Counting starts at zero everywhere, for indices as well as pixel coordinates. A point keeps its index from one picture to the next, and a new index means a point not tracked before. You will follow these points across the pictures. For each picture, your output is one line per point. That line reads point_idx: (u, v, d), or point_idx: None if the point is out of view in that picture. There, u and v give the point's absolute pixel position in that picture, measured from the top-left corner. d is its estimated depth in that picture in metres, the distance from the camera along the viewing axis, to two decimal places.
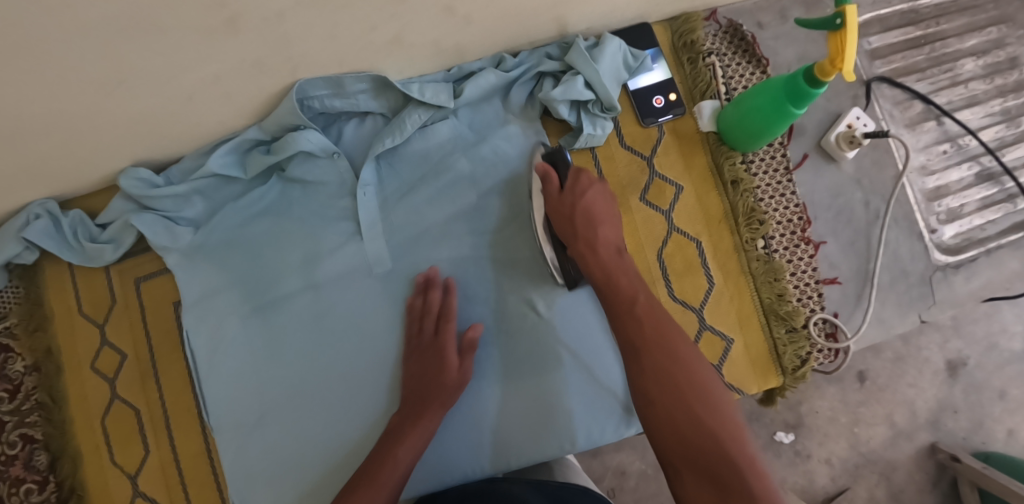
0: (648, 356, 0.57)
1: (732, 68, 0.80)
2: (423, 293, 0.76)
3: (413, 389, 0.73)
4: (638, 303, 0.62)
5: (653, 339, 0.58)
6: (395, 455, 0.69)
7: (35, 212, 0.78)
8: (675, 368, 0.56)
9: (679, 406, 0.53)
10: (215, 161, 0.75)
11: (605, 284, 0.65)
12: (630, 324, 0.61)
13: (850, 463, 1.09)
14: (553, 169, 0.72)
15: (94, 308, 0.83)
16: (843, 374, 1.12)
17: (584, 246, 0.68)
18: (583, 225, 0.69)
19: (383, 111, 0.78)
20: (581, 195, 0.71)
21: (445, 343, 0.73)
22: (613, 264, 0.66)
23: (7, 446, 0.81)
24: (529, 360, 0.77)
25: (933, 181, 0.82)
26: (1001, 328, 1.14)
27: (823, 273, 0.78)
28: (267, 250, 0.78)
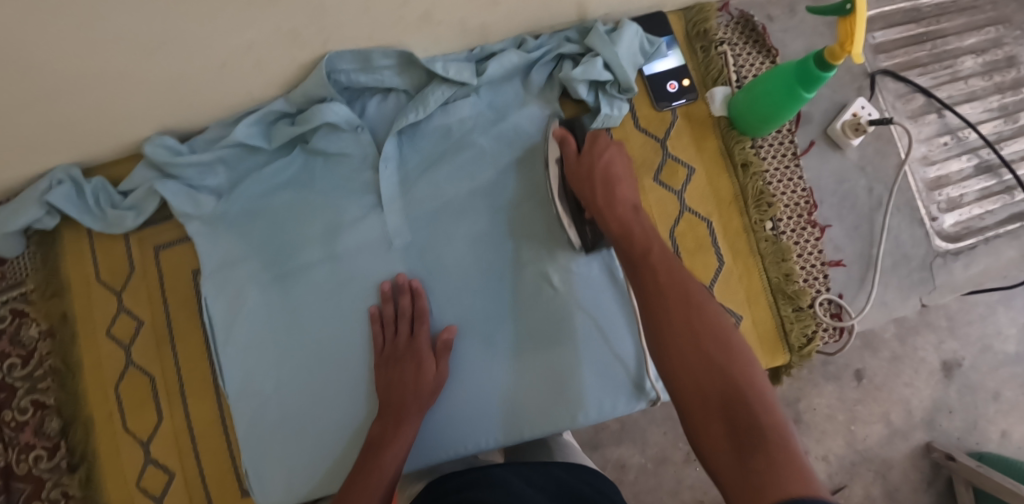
0: (660, 300, 0.54)
1: (743, 57, 0.83)
2: (392, 301, 0.77)
3: (386, 397, 0.74)
4: (650, 253, 0.59)
5: (668, 282, 0.55)
6: (381, 461, 0.68)
7: (58, 178, 0.79)
8: (690, 310, 0.53)
9: (692, 349, 0.50)
10: (240, 131, 0.77)
11: (621, 236, 0.64)
12: (642, 272, 0.58)
13: (847, 461, 1.12)
14: (570, 134, 0.74)
15: (112, 275, 0.83)
16: (840, 372, 1.14)
17: (602, 203, 0.67)
18: (602, 182, 0.69)
19: (406, 88, 0.80)
20: (599, 156, 0.71)
21: (421, 348, 0.74)
22: (631, 220, 0.65)
23: (20, 412, 0.84)
24: (542, 334, 0.78)
25: (933, 171, 0.85)
26: (995, 330, 1.17)
27: (828, 255, 0.81)
28: (288, 220, 0.79)
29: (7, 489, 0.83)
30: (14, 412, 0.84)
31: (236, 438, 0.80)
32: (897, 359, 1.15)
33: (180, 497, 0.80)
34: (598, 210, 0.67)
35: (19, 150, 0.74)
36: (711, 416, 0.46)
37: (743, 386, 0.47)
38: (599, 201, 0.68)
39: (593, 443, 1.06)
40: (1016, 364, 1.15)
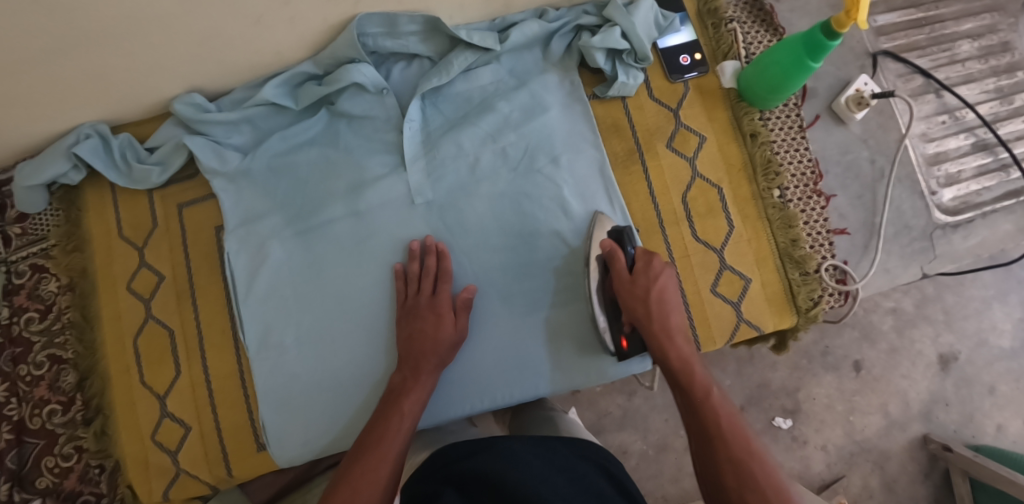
0: (723, 449, 0.61)
1: (751, 34, 0.87)
2: (418, 260, 0.78)
3: (406, 352, 0.75)
4: (711, 397, 0.65)
5: (729, 430, 0.62)
6: (402, 409, 0.70)
7: (85, 133, 0.81)
8: (750, 462, 0.59)
9: (757, 502, 0.57)
10: (269, 90, 0.79)
11: (681, 373, 0.68)
12: (706, 413, 0.64)
13: (845, 451, 1.15)
14: (620, 249, 0.74)
15: (134, 231, 0.85)
16: (839, 362, 1.18)
17: (658, 330, 0.71)
18: (658, 310, 0.71)
19: (430, 55, 0.83)
20: (654, 279, 0.73)
21: (442, 304, 0.76)
22: (690, 356, 0.69)
23: (35, 367, 0.85)
24: (557, 296, 0.80)
25: (932, 147, 0.88)
26: (991, 325, 1.19)
27: (833, 224, 0.84)
28: (313, 178, 0.82)
29: (19, 445, 0.84)
30: (30, 367, 0.85)
31: (254, 390, 0.80)
32: (894, 351, 1.17)
33: (195, 451, 0.81)
34: (654, 336, 0.71)
35: (51, 99, 0.76)
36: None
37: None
38: (655, 326, 0.71)
39: (596, 427, 1.07)
40: (1011, 359, 1.17)
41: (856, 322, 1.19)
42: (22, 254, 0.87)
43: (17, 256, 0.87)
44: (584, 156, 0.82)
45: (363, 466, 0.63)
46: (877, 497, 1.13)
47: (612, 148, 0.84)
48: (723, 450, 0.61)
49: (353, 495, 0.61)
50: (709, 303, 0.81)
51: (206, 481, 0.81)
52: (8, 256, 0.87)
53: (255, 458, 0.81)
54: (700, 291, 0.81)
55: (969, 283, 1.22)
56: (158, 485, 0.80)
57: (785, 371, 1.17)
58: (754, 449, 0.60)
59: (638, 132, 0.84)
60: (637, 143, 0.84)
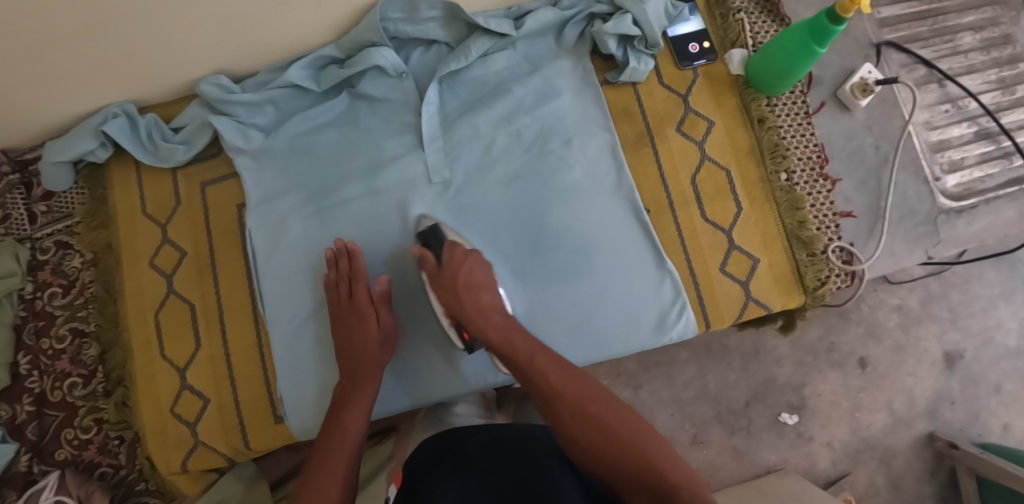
0: (560, 403, 0.63)
1: (758, 25, 0.89)
2: (334, 266, 0.79)
3: (345, 358, 0.77)
4: (536, 358, 0.68)
5: (561, 385, 0.64)
6: (343, 421, 0.72)
7: (113, 112, 0.84)
8: (588, 403, 0.62)
9: (601, 435, 0.59)
10: (293, 72, 0.81)
11: (504, 345, 0.69)
12: (535, 379, 0.66)
13: (850, 448, 1.16)
14: (426, 251, 0.75)
15: (158, 208, 0.87)
16: (844, 359, 1.19)
17: (471, 310, 0.72)
18: (465, 288, 0.73)
19: (448, 41, 0.86)
20: (461, 266, 0.74)
21: (361, 302, 0.77)
22: (506, 326, 0.71)
23: (57, 340, 0.87)
24: (401, 312, 0.82)
25: (936, 135, 0.90)
26: (997, 324, 1.20)
27: (839, 207, 0.86)
28: (333, 157, 0.84)
29: (39, 417, 0.86)
30: (52, 340, 0.87)
31: (273, 363, 0.82)
32: (900, 348, 1.19)
33: (213, 422, 0.82)
34: (471, 319, 0.72)
35: (82, 78, 0.79)
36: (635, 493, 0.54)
37: (649, 460, 0.56)
38: (467, 309, 0.72)
39: None
40: (1016, 358, 1.19)
41: (861, 317, 1.21)
42: (46, 231, 0.89)
43: (42, 233, 0.89)
44: (596, 138, 0.84)
45: (315, 486, 0.65)
46: (883, 494, 1.15)
47: (622, 132, 0.86)
48: (560, 406, 0.62)
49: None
50: (719, 282, 0.83)
51: (223, 453, 0.82)
52: (34, 232, 0.89)
53: (272, 430, 0.82)
54: (709, 270, 0.83)
55: (976, 281, 1.23)
56: (176, 455, 0.82)
57: (790, 366, 1.19)
58: (586, 392, 0.63)
59: (649, 117, 0.86)
60: (647, 127, 0.86)
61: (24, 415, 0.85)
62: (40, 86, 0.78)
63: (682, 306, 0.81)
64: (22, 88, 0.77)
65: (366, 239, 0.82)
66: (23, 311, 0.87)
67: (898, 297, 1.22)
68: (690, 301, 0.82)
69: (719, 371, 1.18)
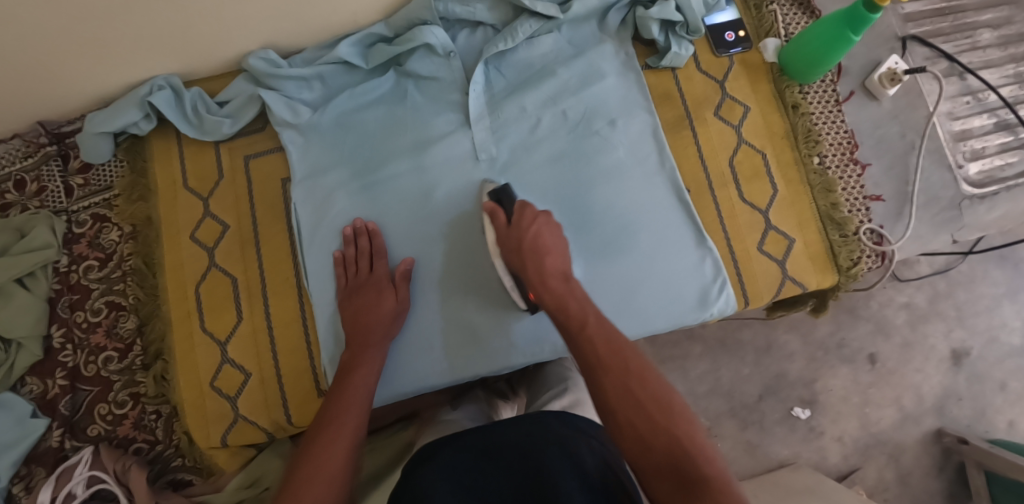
0: (604, 373, 0.58)
1: (790, 16, 0.93)
2: (353, 243, 0.81)
3: (354, 331, 0.77)
4: (587, 326, 0.62)
5: (607, 354, 0.59)
6: (351, 382, 0.73)
7: (159, 84, 0.84)
8: (631, 378, 0.57)
9: (638, 414, 0.54)
10: (343, 48, 0.83)
11: (557, 309, 0.66)
12: (582, 345, 0.61)
13: (860, 443, 1.18)
14: (499, 207, 0.77)
15: (200, 181, 0.86)
16: (854, 355, 1.21)
17: (532, 272, 0.70)
18: (529, 255, 0.71)
19: (494, 23, 0.88)
20: (527, 229, 0.73)
21: (380, 278, 0.79)
22: (563, 292, 0.67)
23: (92, 313, 0.86)
24: (461, 280, 0.82)
25: (958, 125, 0.94)
26: (1001, 323, 1.22)
27: (869, 191, 0.89)
28: (380, 133, 0.84)
29: (72, 391, 0.84)
30: (86, 313, 0.86)
31: (317, 337, 0.82)
32: (909, 345, 1.21)
33: (255, 396, 0.82)
34: (534, 284, 0.69)
35: (130, 48, 0.79)
36: (663, 479, 0.51)
37: (687, 447, 0.52)
38: (530, 271, 0.70)
39: None
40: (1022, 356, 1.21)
41: (871, 313, 1.22)
42: (83, 204, 0.88)
43: (78, 206, 0.88)
44: (639, 120, 0.86)
45: (325, 437, 0.66)
46: (892, 490, 1.17)
47: (662, 115, 0.89)
48: (604, 375, 0.57)
49: (312, 463, 0.63)
50: (758, 260, 0.85)
51: (264, 428, 0.81)
52: (70, 205, 0.88)
53: (314, 403, 0.82)
54: (748, 248, 0.85)
55: (981, 280, 1.24)
56: (216, 430, 0.81)
57: (802, 362, 1.20)
58: (631, 366, 0.58)
59: (688, 101, 0.89)
60: (687, 111, 0.89)
61: (56, 390, 0.84)
62: (89, 54, 0.78)
63: (723, 282, 0.83)
64: (69, 53, 0.77)
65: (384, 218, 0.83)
66: (57, 284, 0.86)
67: (906, 295, 1.23)
68: (730, 278, 0.84)
69: (732, 366, 1.19)
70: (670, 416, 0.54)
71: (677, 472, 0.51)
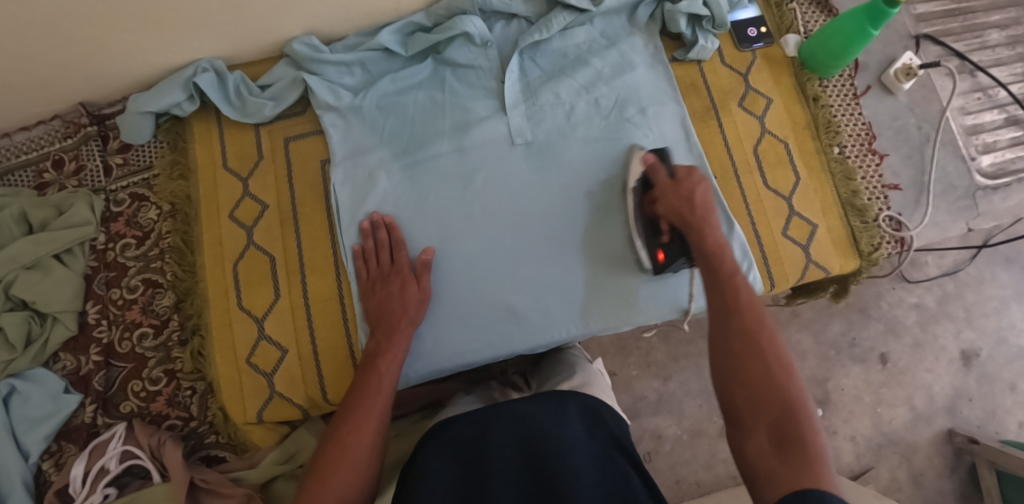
0: (739, 315, 0.67)
1: (808, 15, 0.97)
2: (371, 236, 0.83)
3: (376, 318, 0.79)
4: (736, 277, 0.70)
5: (746, 303, 0.67)
6: (379, 369, 0.75)
7: (203, 67, 0.86)
8: (761, 332, 0.65)
9: (758, 364, 0.63)
10: (384, 35, 0.86)
11: (712, 251, 0.72)
12: (725, 288, 0.69)
13: (873, 443, 1.18)
14: (660, 164, 0.80)
15: (240, 162, 0.88)
16: (866, 354, 1.21)
17: (694, 221, 0.75)
18: (701, 210, 0.76)
19: (528, 16, 0.91)
20: (694, 185, 0.78)
21: (402, 268, 0.81)
22: (723, 241, 0.73)
23: (129, 290, 0.86)
24: (602, 236, 0.85)
25: (970, 120, 0.99)
26: (1010, 323, 1.22)
27: (887, 180, 0.94)
28: (421, 116, 0.87)
29: (106, 367, 0.84)
30: (122, 291, 0.86)
31: (354, 313, 0.83)
32: (920, 344, 1.21)
33: (291, 372, 0.82)
34: (694, 229, 0.74)
35: (181, 30, 0.81)
36: (760, 429, 0.59)
37: (796, 408, 0.59)
38: (694, 218, 0.75)
39: (632, 411, 1.11)
40: None
41: (881, 314, 1.23)
42: (122, 183, 0.90)
43: (117, 185, 0.90)
44: (668, 109, 0.90)
45: (350, 424, 0.70)
46: (905, 490, 1.16)
47: (690, 104, 0.92)
48: (737, 319, 0.66)
49: (343, 452, 0.67)
50: (783, 244, 0.88)
51: (300, 404, 0.82)
52: (109, 184, 0.90)
53: (349, 379, 0.82)
54: (773, 232, 0.88)
55: (989, 281, 1.24)
56: (252, 405, 0.81)
57: (815, 360, 1.21)
58: (764, 322, 0.66)
59: (714, 92, 0.92)
60: (713, 101, 0.92)
61: (90, 366, 0.84)
62: (141, 35, 0.80)
63: (751, 265, 0.85)
64: (122, 33, 0.78)
65: (402, 211, 0.85)
66: (94, 261, 0.87)
67: (915, 295, 1.23)
68: (757, 262, 0.87)
69: None
70: (788, 377, 0.61)
71: (775, 425, 0.59)
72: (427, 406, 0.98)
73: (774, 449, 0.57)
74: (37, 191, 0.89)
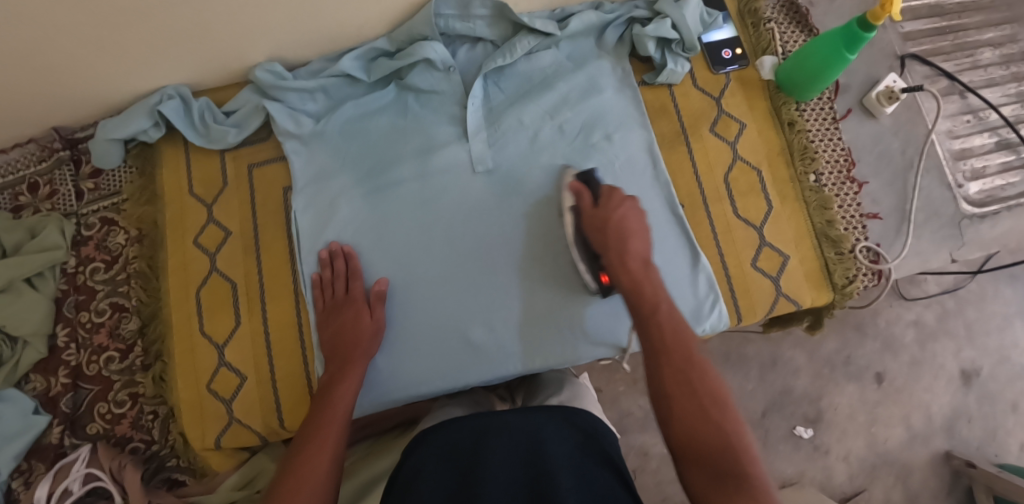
0: (668, 356, 0.66)
1: (787, 35, 0.94)
2: (329, 266, 0.83)
3: (332, 350, 0.79)
4: (660, 311, 0.69)
5: (672, 342, 0.66)
6: (333, 399, 0.74)
7: (169, 94, 0.87)
8: (691, 372, 0.64)
9: (694, 403, 0.62)
10: (345, 62, 0.85)
11: (633, 290, 0.71)
12: (651, 328, 0.68)
13: (867, 463, 1.13)
14: (587, 187, 0.78)
15: (205, 188, 0.89)
16: (861, 372, 1.16)
17: (615, 254, 0.73)
18: (615, 238, 0.74)
19: (494, 39, 0.89)
20: (614, 210, 0.76)
21: (357, 298, 0.80)
22: (643, 275, 0.72)
23: (96, 314, 0.88)
24: (541, 262, 0.83)
25: (958, 144, 0.95)
26: (1013, 342, 1.18)
27: (866, 208, 0.90)
28: (383, 142, 0.86)
29: (74, 389, 0.86)
30: (91, 314, 0.88)
31: (311, 342, 0.83)
32: (917, 363, 1.16)
33: (250, 399, 0.83)
34: (615, 262, 0.73)
35: (147, 58, 0.82)
36: (697, 464, 0.59)
37: (733, 442, 0.59)
38: (613, 249, 0.73)
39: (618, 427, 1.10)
40: None
41: (877, 331, 1.17)
42: (92, 207, 0.91)
43: (88, 209, 0.91)
44: (635, 134, 0.87)
45: (305, 452, 0.68)
46: None
47: (659, 129, 0.90)
48: (666, 360, 0.65)
49: (297, 481, 0.66)
50: (751, 276, 0.85)
51: (257, 431, 0.83)
52: (80, 208, 0.91)
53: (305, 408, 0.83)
54: (742, 263, 0.85)
55: (991, 299, 1.19)
56: (211, 430, 0.82)
57: (808, 377, 1.16)
58: (693, 359, 0.65)
59: (685, 116, 0.90)
60: (683, 126, 0.90)
61: (58, 387, 0.86)
62: (112, 64, 0.81)
63: (716, 298, 0.83)
64: (88, 61, 0.80)
65: (361, 239, 0.84)
66: (64, 284, 0.89)
67: (913, 312, 1.18)
68: (723, 294, 0.84)
69: (736, 381, 1.15)
70: (721, 411, 0.62)
71: (715, 461, 0.59)
72: (404, 423, 0.95)
73: (714, 485, 0.57)
74: (12, 213, 0.91)
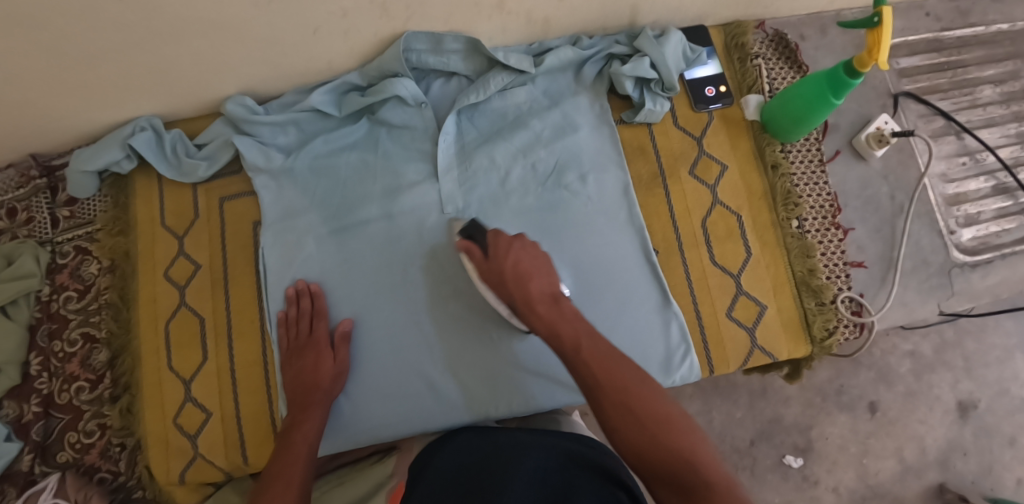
0: (601, 393, 0.59)
1: (775, 71, 0.91)
2: (295, 304, 0.82)
3: (292, 391, 0.78)
4: (580, 347, 0.63)
5: (603, 373, 0.60)
6: (292, 440, 0.74)
7: (141, 125, 0.87)
8: (630, 399, 0.58)
9: (640, 429, 0.56)
10: (316, 97, 0.84)
11: (550, 335, 0.66)
12: (577, 369, 0.62)
13: (856, 496, 1.06)
14: (473, 244, 0.75)
15: (176, 219, 0.89)
16: (853, 402, 1.09)
17: (521, 300, 0.69)
18: (514, 282, 0.70)
19: (468, 73, 0.87)
20: (507, 256, 0.72)
21: (320, 340, 0.79)
22: (555, 317, 0.67)
23: (69, 343, 0.88)
24: (462, 307, 0.82)
25: (953, 188, 0.92)
26: (1012, 375, 1.11)
27: (851, 256, 0.86)
28: (351, 179, 0.85)
29: (45, 418, 0.87)
30: (64, 343, 0.89)
31: (276, 381, 0.83)
32: (911, 394, 1.10)
33: (215, 435, 0.83)
34: (522, 306, 0.69)
35: (118, 93, 0.81)
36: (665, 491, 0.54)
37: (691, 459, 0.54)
38: (518, 297, 0.70)
39: None
40: None
41: (872, 361, 1.11)
42: (67, 235, 0.92)
43: (63, 237, 0.92)
44: (610, 176, 0.85)
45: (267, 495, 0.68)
46: None
47: (636, 170, 0.87)
48: (601, 394, 0.58)
49: None
50: (726, 326, 0.82)
51: (221, 467, 0.83)
52: (55, 236, 0.92)
53: (271, 446, 0.83)
54: (717, 313, 0.83)
55: (991, 329, 1.12)
56: (175, 466, 0.82)
57: (798, 407, 1.09)
58: (629, 385, 0.59)
59: (663, 157, 0.87)
60: (661, 167, 0.87)
61: (30, 415, 0.87)
62: (81, 99, 0.81)
63: (687, 349, 0.80)
64: (54, 96, 0.79)
65: (327, 279, 0.83)
66: (39, 312, 0.90)
67: (910, 343, 1.12)
68: (695, 345, 0.82)
69: (723, 409, 1.08)
70: (670, 431, 0.56)
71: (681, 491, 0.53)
72: (381, 450, 0.88)
73: None
74: None
